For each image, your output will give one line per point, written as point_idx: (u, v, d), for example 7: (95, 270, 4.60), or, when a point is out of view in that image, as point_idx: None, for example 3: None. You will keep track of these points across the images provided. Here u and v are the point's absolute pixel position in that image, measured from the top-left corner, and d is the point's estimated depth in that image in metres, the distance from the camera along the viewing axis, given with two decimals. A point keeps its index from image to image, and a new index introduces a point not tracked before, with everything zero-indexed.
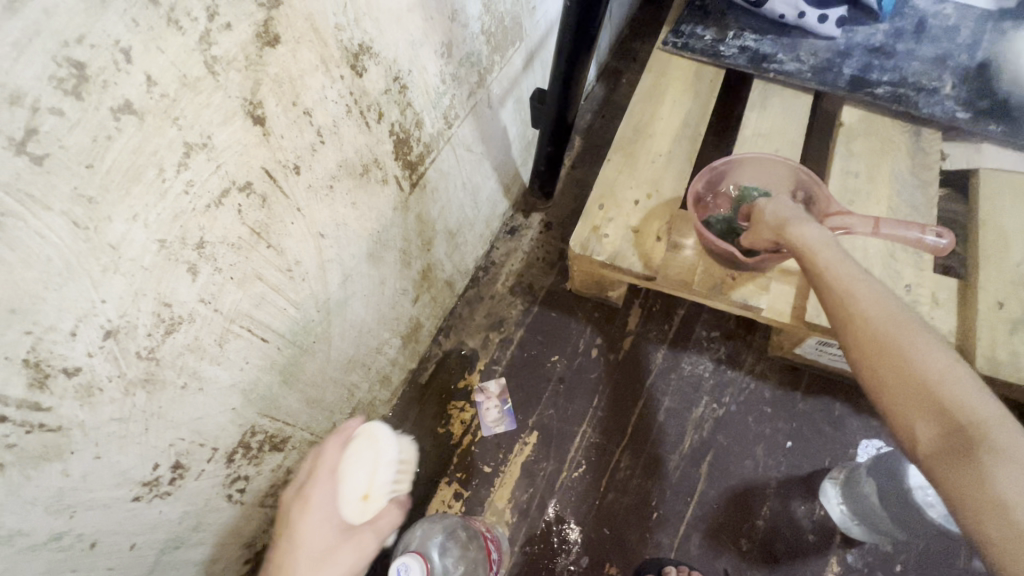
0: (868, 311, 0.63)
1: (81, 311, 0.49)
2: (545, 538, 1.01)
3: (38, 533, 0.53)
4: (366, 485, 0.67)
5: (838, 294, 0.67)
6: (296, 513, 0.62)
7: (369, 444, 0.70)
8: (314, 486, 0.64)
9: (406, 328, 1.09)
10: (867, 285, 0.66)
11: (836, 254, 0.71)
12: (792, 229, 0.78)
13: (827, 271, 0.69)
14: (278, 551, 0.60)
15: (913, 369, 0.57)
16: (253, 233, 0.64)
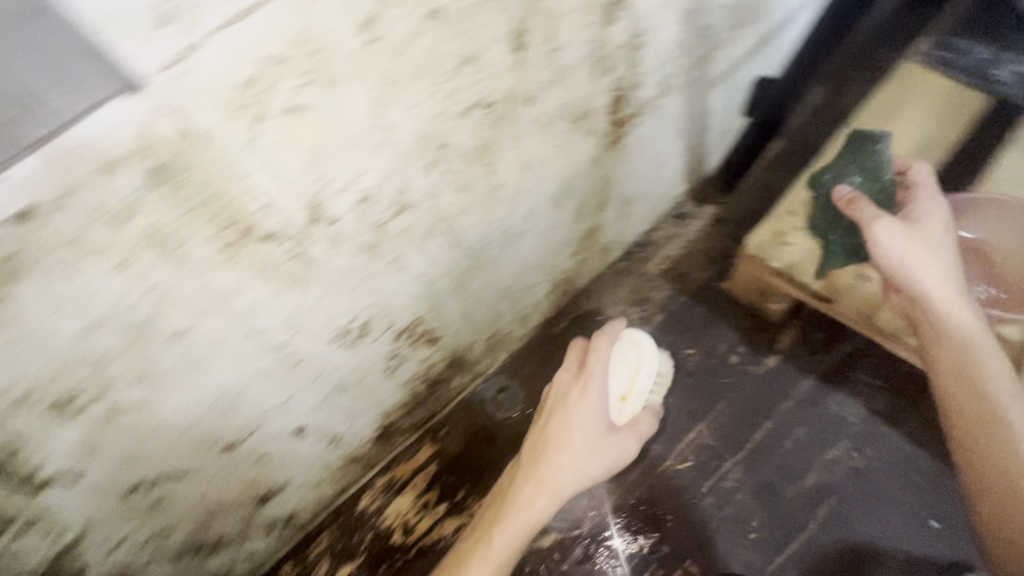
0: (981, 406, 0.71)
1: (353, 173, 0.59)
2: (632, 514, 1.02)
3: (272, 338, 0.68)
4: (624, 388, 0.93)
5: (969, 373, 0.72)
6: (575, 394, 0.81)
7: (634, 351, 0.95)
8: (591, 380, 0.82)
9: (557, 277, 1.14)
10: (991, 365, 0.71)
11: (978, 324, 0.73)
12: (945, 292, 0.73)
13: (969, 350, 0.72)
14: (559, 416, 0.80)
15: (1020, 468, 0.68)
16: (479, 148, 0.71)
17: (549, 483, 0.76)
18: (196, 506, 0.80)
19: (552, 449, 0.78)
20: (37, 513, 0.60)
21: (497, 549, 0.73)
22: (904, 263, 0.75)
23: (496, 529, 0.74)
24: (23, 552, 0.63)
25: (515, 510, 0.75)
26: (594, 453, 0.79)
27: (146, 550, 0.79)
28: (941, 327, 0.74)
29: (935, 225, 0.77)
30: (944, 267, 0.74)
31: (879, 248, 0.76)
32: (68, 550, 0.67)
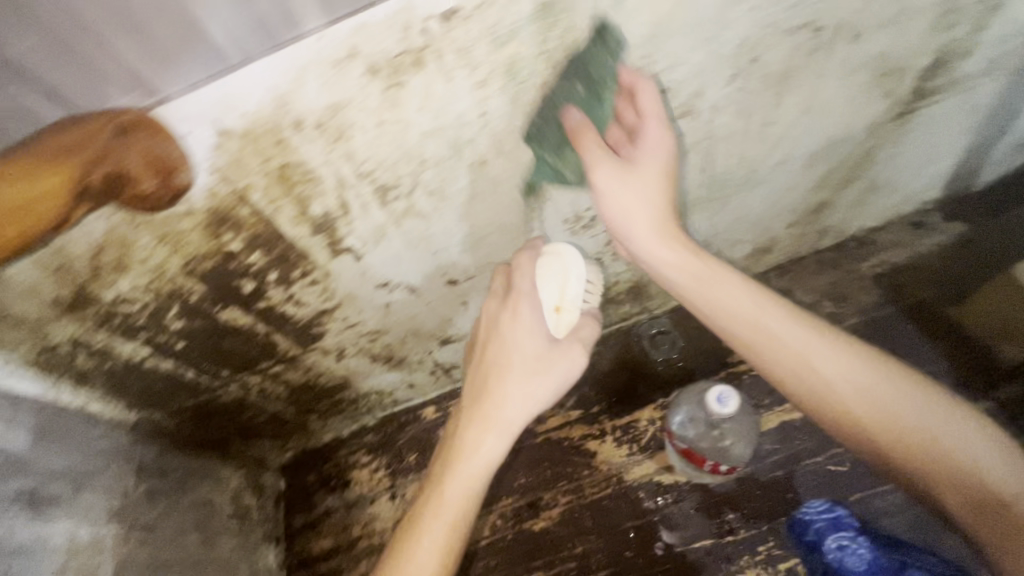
0: (853, 407, 0.61)
1: (669, 63, 0.62)
2: (767, 490, 0.99)
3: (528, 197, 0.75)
4: (558, 298, 0.74)
5: (807, 387, 0.63)
6: (506, 321, 0.75)
7: (555, 259, 0.76)
8: (521, 302, 0.74)
9: (761, 243, 1.10)
10: (833, 365, 0.62)
11: (740, 307, 0.64)
12: (695, 287, 0.66)
13: (777, 346, 0.63)
14: (496, 352, 0.75)
15: (937, 480, 0.59)
16: (780, 75, 0.69)
17: (489, 417, 0.74)
18: (405, 322, 0.94)
19: (490, 382, 0.74)
20: (325, 272, 0.75)
21: (452, 501, 0.72)
22: (671, 279, 0.67)
23: (446, 480, 0.74)
24: (301, 301, 0.79)
25: (462, 453, 0.74)
26: (539, 376, 0.73)
27: (360, 342, 0.95)
28: (760, 340, 0.63)
29: (643, 163, 0.63)
30: (615, 185, 0.62)
31: (654, 255, 0.66)
32: (323, 314, 0.84)
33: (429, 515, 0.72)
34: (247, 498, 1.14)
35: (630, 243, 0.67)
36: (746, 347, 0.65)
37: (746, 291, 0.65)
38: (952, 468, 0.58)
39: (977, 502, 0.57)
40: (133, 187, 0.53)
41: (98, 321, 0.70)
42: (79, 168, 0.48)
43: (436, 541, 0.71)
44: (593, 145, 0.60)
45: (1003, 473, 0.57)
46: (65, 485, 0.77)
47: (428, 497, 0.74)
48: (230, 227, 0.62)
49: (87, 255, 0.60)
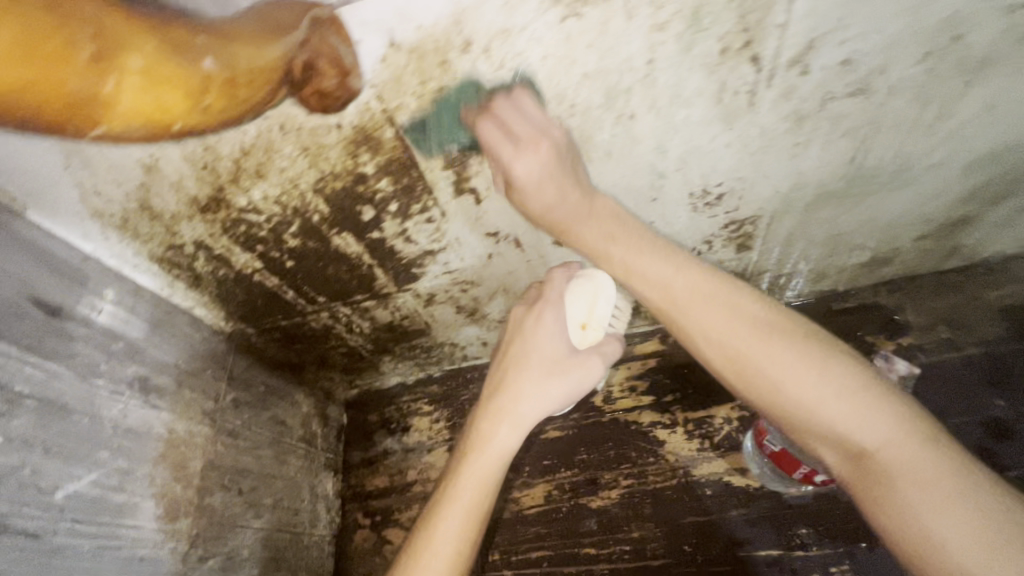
0: (761, 392, 0.58)
1: (863, 29, 0.55)
2: (848, 511, 0.93)
3: (662, 162, 0.71)
4: (584, 315, 0.75)
5: (698, 349, 0.61)
6: (530, 325, 0.76)
7: (588, 282, 0.76)
8: (545, 308, 0.76)
9: (881, 253, 1.02)
10: (722, 330, 0.59)
11: (668, 285, 0.60)
12: (614, 256, 0.61)
13: (687, 320, 0.60)
14: (516, 351, 0.76)
15: (796, 420, 0.57)
16: (980, 61, 0.60)
17: (507, 409, 0.74)
18: (500, 277, 0.93)
19: (507, 378, 0.76)
20: (442, 211, 0.74)
21: (466, 489, 0.71)
22: (601, 253, 0.62)
23: (462, 468, 0.73)
24: (411, 238, 0.79)
25: (477, 446, 0.74)
26: (553, 379, 0.73)
27: (452, 290, 0.94)
28: (680, 317, 0.60)
29: (577, 197, 0.61)
30: (550, 192, 0.59)
31: (576, 235, 0.63)
32: (427, 255, 0.83)
33: (445, 501, 0.72)
34: (314, 425, 1.17)
35: (573, 235, 0.63)
36: (666, 320, 0.62)
37: (669, 262, 0.61)
38: (844, 440, 0.55)
39: (850, 455, 0.55)
40: (316, 85, 0.53)
41: (224, 227, 0.71)
42: (287, 52, 0.51)
43: (452, 528, 0.69)
44: (522, 146, 0.56)
45: (876, 430, 0.54)
46: (171, 378, 0.81)
47: (445, 485, 0.74)
48: (369, 148, 0.62)
49: (233, 157, 0.61)
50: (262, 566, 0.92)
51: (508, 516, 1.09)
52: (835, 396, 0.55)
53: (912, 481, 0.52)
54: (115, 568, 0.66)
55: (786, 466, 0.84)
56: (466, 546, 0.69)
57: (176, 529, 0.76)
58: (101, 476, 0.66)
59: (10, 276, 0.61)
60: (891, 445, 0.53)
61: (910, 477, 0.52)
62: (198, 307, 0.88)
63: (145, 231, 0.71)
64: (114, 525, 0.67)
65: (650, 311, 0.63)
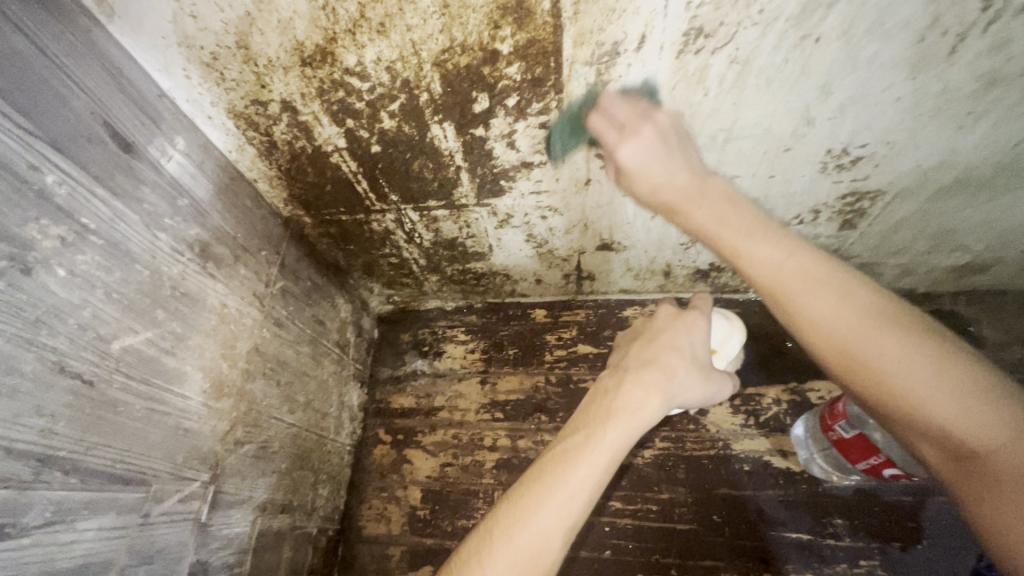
0: (846, 369, 0.48)
1: None
2: (886, 510, 0.92)
3: (819, 105, 0.64)
4: (717, 344, 0.87)
5: (799, 333, 0.51)
6: (684, 320, 0.67)
7: (725, 318, 0.89)
8: (699, 313, 0.68)
9: (980, 259, 0.96)
10: (828, 316, 0.48)
11: (770, 262, 0.51)
12: (714, 235, 0.54)
13: (793, 303, 0.50)
14: (668, 337, 0.65)
15: (886, 402, 0.46)
16: None
17: (662, 381, 0.62)
18: (587, 210, 0.86)
19: (664, 355, 0.64)
20: (562, 118, 0.66)
21: (605, 455, 0.57)
22: (701, 229, 0.55)
23: (606, 424, 0.59)
24: (515, 143, 0.71)
25: (624, 407, 0.60)
26: (699, 382, 0.64)
27: (532, 215, 0.87)
28: (783, 300, 0.50)
29: (684, 176, 0.57)
30: (656, 172, 0.56)
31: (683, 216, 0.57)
32: (523, 167, 0.76)
33: (575, 457, 0.57)
34: (348, 332, 1.13)
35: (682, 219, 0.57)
36: (766, 302, 0.52)
37: (775, 242, 0.52)
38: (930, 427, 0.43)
39: (957, 463, 0.42)
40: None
41: (321, 90, 0.63)
42: None
43: (590, 480, 0.55)
44: (627, 132, 0.56)
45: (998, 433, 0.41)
46: (229, 250, 0.74)
47: (574, 439, 0.59)
48: (515, 21, 0.53)
49: (359, 1, 0.52)
50: (290, 462, 0.89)
51: (534, 457, 1.05)
52: (946, 389, 0.43)
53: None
54: (162, 435, 0.62)
55: (851, 456, 0.82)
56: (591, 502, 0.56)
57: (219, 409, 0.71)
58: (156, 336, 0.61)
59: (86, 92, 0.53)
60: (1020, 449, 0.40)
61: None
62: (262, 181, 0.81)
63: (233, 77, 0.62)
64: (166, 389, 0.62)
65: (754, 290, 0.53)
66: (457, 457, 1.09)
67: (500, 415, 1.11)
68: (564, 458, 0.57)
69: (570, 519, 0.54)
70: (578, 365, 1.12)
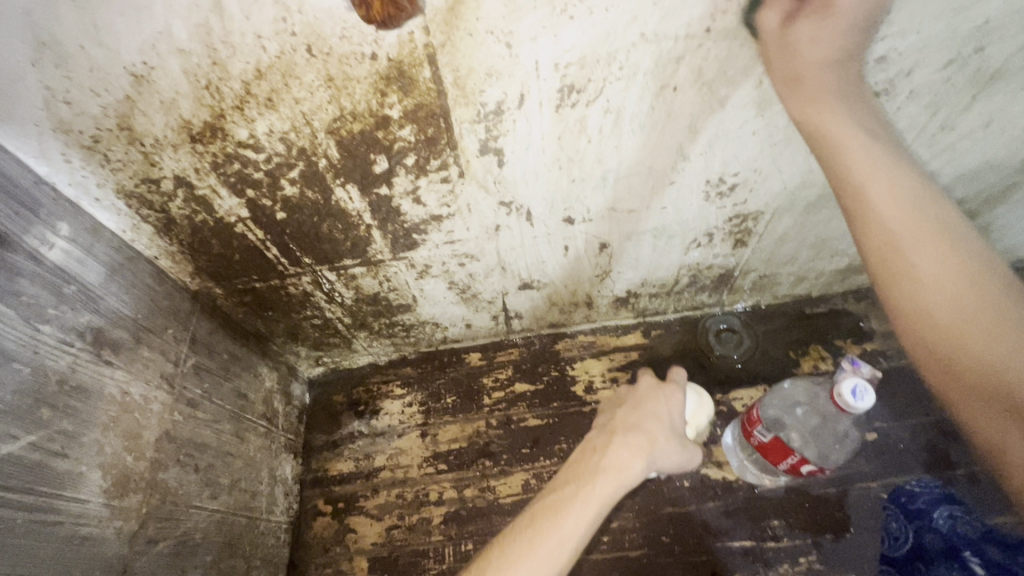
0: (936, 319, 0.49)
1: (905, 27, 0.58)
2: (815, 505, 0.97)
3: (690, 142, 0.70)
4: (689, 415, 0.87)
5: (888, 285, 0.52)
6: (665, 392, 0.82)
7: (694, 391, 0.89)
8: (676, 387, 0.84)
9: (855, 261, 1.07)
10: (934, 266, 0.49)
11: (900, 206, 0.51)
12: (846, 152, 0.54)
13: (901, 251, 0.51)
14: (648, 406, 0.81)
15: (974, 361, 0.46)
16: (987, 76, 0.65)
17: (643, 442, 0.75)
18: (503, 253, 0.89)
19: (645, 422, 0.78)
20: (461, 172, 0.69)
21: (589, 507, 0.68)
22: (829, 142, 0.55)
23: (594, 478, 0.71)
24: (420, 199, 0.73)
25: (610, 465, 0.73)
26: (677, 445, 0.78)
27: (449, 263, 0.89)
28: (892, 243, 0.51)
29: (827, 63, 0.54)
30: (806, 54, 0.53)
31: (821, 120, 0.55)
32: (432, 220, 0.78)
33: (566, 506, 0.69)
34: (276, 402, 1.08)
35: (814, 109, 0.55)
36: (870, 247, 0.53)
37: (899, 185, 0.52)
38: (1008, 391, 0.44)
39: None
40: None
41: (214, 163, 0.63)
42: None
43: (581, 523, 0.67)
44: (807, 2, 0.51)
45: None
46: (128, 334, 0.70)
47: (566, 494, 0.71)
48: (400, 88, 0.57)
49: (243, 79, 0.54)
50: (216, 552, 0.83)
51: (482, 506, 1.04)
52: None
53: None
54: (51, 548, 0.56)
55: (772, 458, 0.84)
56: (579, 547, 0.66)
57: (124, 507, 0.65)
58: (41, 438, 0.56)
59: None
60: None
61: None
62: (163, 258, 0.78)
63: (118, 158, 0.61)
64: (56, 496, 0.57)
65: (857, 236, 0.54)
66: (403, 518, 1.05)
67: (445, 467, 1.08)
68: (558, 507, 0.69)
69: (562, 559, 0.64)
70: (517, 405, 1.13)
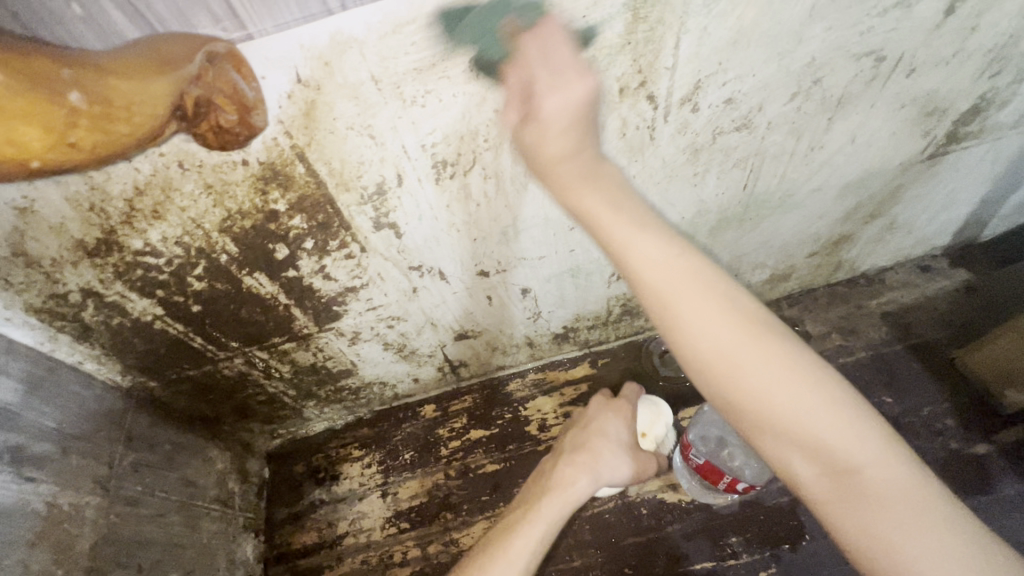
0: (732, 389, 0.42)
1: (741, 73, 0.63)
2: (770, 515, 0.98)
3: None
4: (647, 426, 0.91)
5: (675, 351, 0.44)
6: (614, 409, 0.83)
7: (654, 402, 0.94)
8: (621, 403, 0.85)
9: (779, 270, 1.11)
10: (709, 330, 0.42)
11: (662, 263, 0.44)
12: (603, 221, 0.47)
13: (673, 310, 0.43)
14: (597, 424, 0.81)
15: (762, 427, 0.41)
16: (835, 101, 0.70)
17: (589, 461, 0.76)
18: (428, 311, 0.91)
19: (591, 441, 0.79)
20: (362, 247, 0.73)
21: (539, 527, 0.70)
22: (587, 214, 0.48)
23: (543, 497, 0.74)
24: (331, 275, 0.76)
25: (557, 483, 0.75)
26: (626, 462, 0.78)
27: (378, 327, 0.92)
28: (664, 308, 0.43)
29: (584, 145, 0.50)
30: (558, 144, 0.48)
31: (575, 196, 0.49)
32: (348, 292, 0.80)
33: (518, 526, 0.70)
34: (231, 482, 1.08)
35: (571, 186, 0.49)
36: (646, 310, 0.45)
37: (655, 240, 0.46)
38: (805, 443, 0.41)
39: (826, 468, 0.41)
40: (211, 119, 0.50)
41: (118, 272, 0.66)
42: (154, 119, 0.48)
43: (530, 540, 0.69)
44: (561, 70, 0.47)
45: (860, 446, 0.40)
46: (54, 446, 0.71)
47: (519, 513, 0.73)
48: (279, 185, 0.60)
49: (125, 197, 0.57)
50: None
51: (446, 560, 1.04)
52: (816, 409, 0.41)
53: (898, 506, 0.39)
54: None
55: (712, 478, 0.85)
56: (530, 567, 0.68)
57: None
58: None
59: None
60: (883, 466, 0.40)
61: (888, 499, 0.39)
62: (89, 362, 0.80)
63: (21, 280, 0.63)
64: None
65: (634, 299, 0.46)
66: None
67: (406, 525, 1.09)
68: (508, 529, 0.71)
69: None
70: (473, 452, 1.14)
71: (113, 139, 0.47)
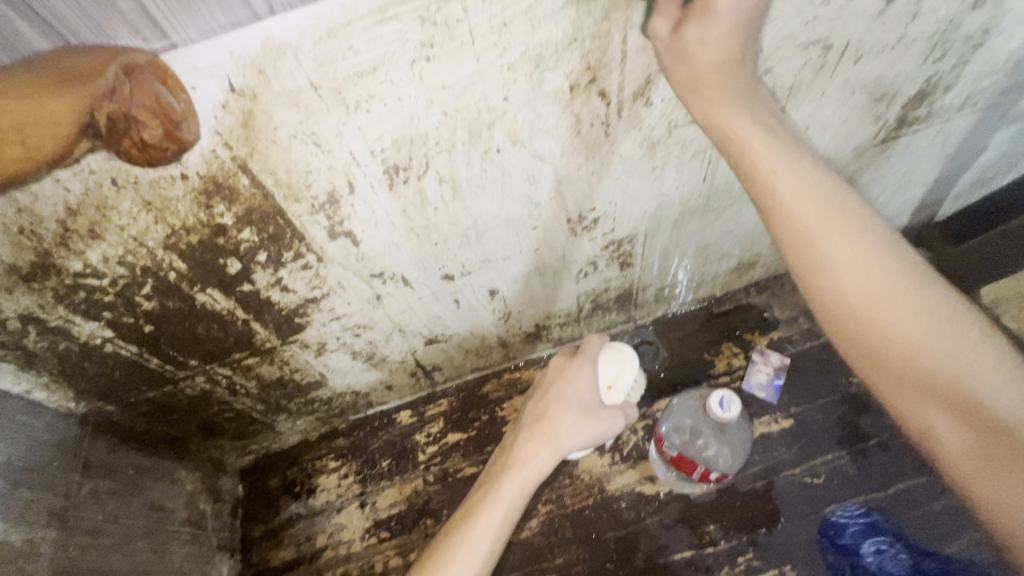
0: (872, 322, 0.45)
1: None
2: (746, 501, 0.99)
3: (536, 192, 0.73)
4: (612, 378, 0.77)
5: (814, 289, 0.48)
6: (573, 367, 0.77)
7: (620, 347, 0.79)
8: (581, 358, 0.77)
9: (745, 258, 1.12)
10: (858, 265, 0.46)
11: (812, 200, 0.48)
12: (751, 162, 0.51)
13: (823, 246, 0.47)
14: (555, 388, 0.77)
15: (908, 363, 0.44)
16: (786, 90, 0.71)
17: (548, 432, 0.73)
18: (395, 317, 0.90)
19: (550, 408, 0.75)
20: (319, 257, 0.71)
21: (501, 507, 0.69)
22: (739, 156, 0.52)
23: (503, 475, 0.72)
24: (289, 287, 0.74)
25: (516, 459, 0.73)
26: (588, 424, 0.73)
27: (344, 337, 0.90)
28: (811, 241, 0.48)
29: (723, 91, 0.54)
30: (705, 57, 0.53)
31: (721, 131, 0.53)
32: (309, 302, 0.78)
33: (480, 509, 0.70)
34: (203, 502, 1.05)
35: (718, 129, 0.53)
36: (787, 248, 0.49)
37: (807, 182, 0.50)
38: (950, 392, 0.42)
39: (973, 423, 0.41)
40: (133, 135, 0.48)
41: (58, 296, 0.63)
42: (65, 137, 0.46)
43: (493, 523, 0.68)
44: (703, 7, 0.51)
45: (1017, 406, 0.40)
46: (2, 480, 0.68)
47: (481, 493, 0.72)
48: (224, 198, 0.58)
49: (57, 218, 0.54)
50: None
51: None
52: (965, 359, 0.42)
53: None
54: None
55: (685, 469, 0.86)
56: (495, 551, 0.68)
57: None
58: None
59: None
60: None
61: None
62: (37, 390, 0.76)
63: None
64: None
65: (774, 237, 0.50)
66: None
67: (387, 534, 1.07)
68: (470, 514, 0.70)
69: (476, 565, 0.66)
70: (451, 456, 1.13)
71: (5, 163, 0.45)
